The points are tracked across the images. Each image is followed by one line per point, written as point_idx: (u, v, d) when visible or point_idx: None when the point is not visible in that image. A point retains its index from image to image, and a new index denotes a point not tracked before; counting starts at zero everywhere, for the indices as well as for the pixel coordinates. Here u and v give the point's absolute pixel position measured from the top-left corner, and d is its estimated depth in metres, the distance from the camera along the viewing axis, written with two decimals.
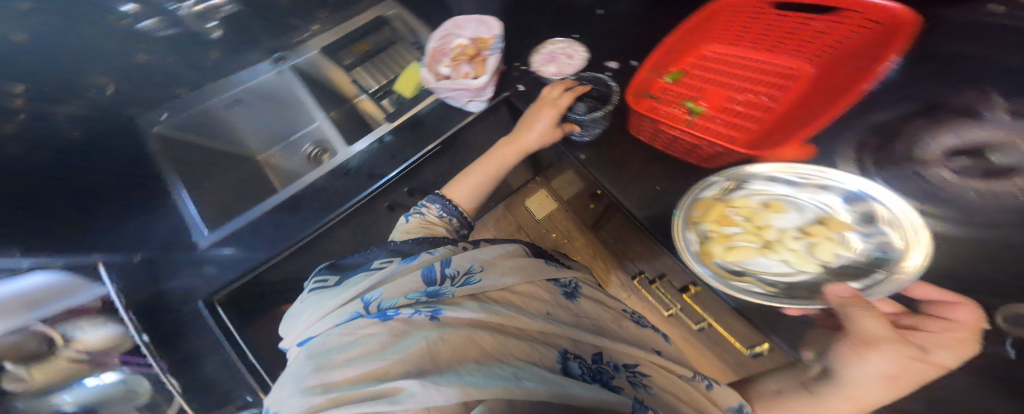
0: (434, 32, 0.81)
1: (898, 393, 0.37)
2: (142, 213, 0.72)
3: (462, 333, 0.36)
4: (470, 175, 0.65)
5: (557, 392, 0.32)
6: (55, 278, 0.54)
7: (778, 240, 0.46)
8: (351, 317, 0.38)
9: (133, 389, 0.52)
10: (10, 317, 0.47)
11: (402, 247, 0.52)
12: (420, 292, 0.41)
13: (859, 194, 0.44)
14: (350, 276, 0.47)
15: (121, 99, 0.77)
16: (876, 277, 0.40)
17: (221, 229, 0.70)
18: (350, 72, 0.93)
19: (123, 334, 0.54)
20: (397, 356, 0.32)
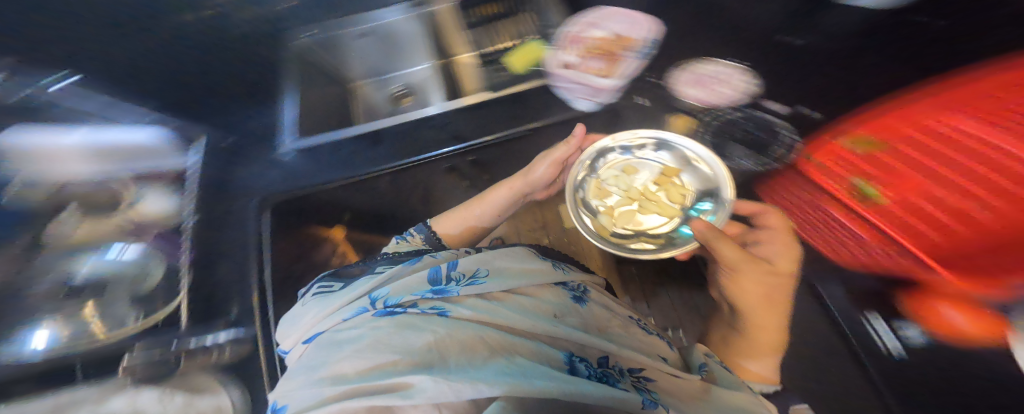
0: (581, 19, 0.89)
1: (782, 307, 0.52)
2: (256, 100, 0.92)
3: (472, 333, 0.37)
4: (461, 212, 0.68)
5: (567, 390, 0.32)
6: (152, 139, 0.78)
7: (642, 196, 0.64)
8: (358, 312, 0.40)
9: (146, 272, 0.66)
10: (104, 166, 0.72)
11: (402, 257, 0.54)
12: (428, 290, 0.43)
13: (674, 143, 0.64)
14: (353, 280, 0.49)
15: (284, 13, 0.94)
16: (714, 208, 0.59)
17: (306, 141, 0.79)
18: (467, 29, 0.96)
19: (170, 212, 0.73)
20: (410, 349, 0.33)
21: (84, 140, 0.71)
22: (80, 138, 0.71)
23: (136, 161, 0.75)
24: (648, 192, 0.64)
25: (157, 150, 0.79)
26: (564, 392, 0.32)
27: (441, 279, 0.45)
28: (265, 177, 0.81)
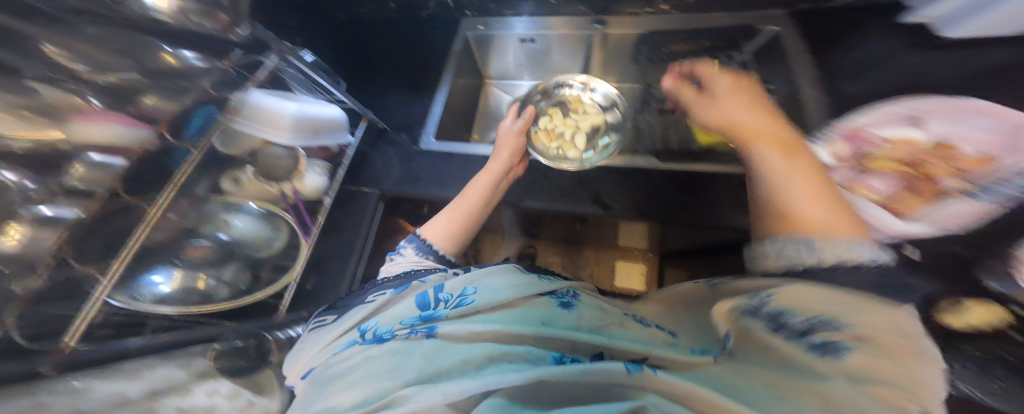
0: (888, 105, 0.60)
1: (757, 113, 0.58)
2: (413, 92, 0.82)
3: (452, 350, 0.34)
4: (454, 215, 0.63)
5: (556, 370, 0.29)
6: (337, 115, 0.65)
7: (583, 117, 0.77)
8: (345, 346, 0.39)
9: (268, 242, 0.59)
10: (293, 137, 0.58)
11: (395, 279, 0.52)
12: (416, 315, 0.41)
13: (599, 87, 0.78)
14: (345, 311, 0.47)
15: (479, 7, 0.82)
16: (613, 126, 0.75)
17: (447, 144, 0.74)
18: (630, 52, 0.83)
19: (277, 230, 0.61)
20: (390, 375, 0.32)
21: (302, 110, 0.58)
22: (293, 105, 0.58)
23: (322, 132, 0.62)
24: (574, 118, 0.77)
25: (340, 124, 0.66)
26: (553, 376, 0.29)
27: (428, 300, 0.43)
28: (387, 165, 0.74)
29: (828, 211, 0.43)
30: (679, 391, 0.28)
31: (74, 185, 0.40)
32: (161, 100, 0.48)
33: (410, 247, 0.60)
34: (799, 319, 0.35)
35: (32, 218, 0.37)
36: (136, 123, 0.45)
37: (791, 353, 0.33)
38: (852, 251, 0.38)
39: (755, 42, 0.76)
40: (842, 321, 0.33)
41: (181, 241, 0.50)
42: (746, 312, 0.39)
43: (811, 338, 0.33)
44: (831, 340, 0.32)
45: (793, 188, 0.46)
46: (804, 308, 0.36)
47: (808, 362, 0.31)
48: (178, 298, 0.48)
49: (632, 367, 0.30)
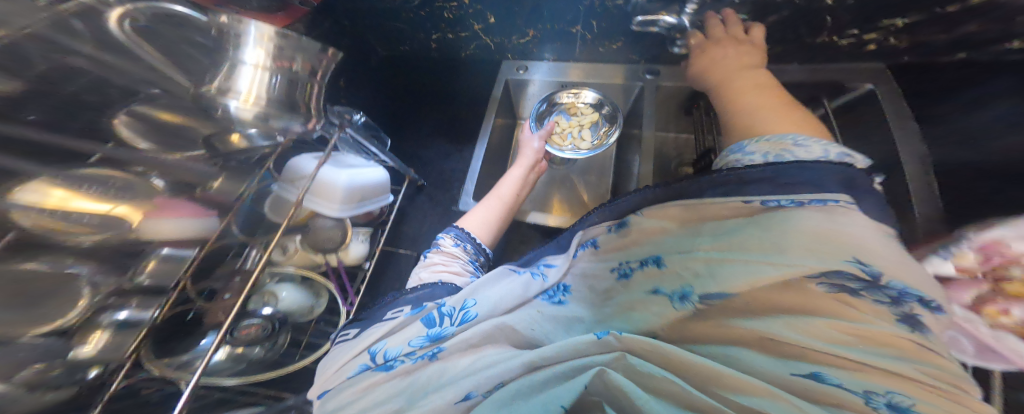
0: None
1: (742, 62, 0.58)
2: (461, 147, 0.89)
3: (461, 363, 0.41)
4: (484, 211, 0.66)
5: (543, 354, 0.38)
6: (384, 180, 0.63)
7: (583, 117, 0.76)
8: (362, 370, 0.43)
9: (310, 309, 0.64)
10: (347, 207, 0.57)
11: (408, 291, 0.52)
12: (423, 336, 0.44)
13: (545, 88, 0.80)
14: (366, 327, 0.49)
15: (535, 52, 0.81)
16: (585, 122, 0.76)
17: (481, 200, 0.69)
18: (689, 108, 0.77)
19: (311, 302, 0.64)
20: (418, 391, 0.39)
21: (352, 179, 0.56)
22: (347, 174, 0.56)
23: (368, 198, 0.61)
24: (574, 119, 0.77)
25: (385, 186, 0.64)
26: (540, 357, 0.38)
27: (431, 318, 0.46)
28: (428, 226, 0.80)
29: (793, 120, 0.49)
30: (644, 352, 0.36)
31: (147, 282, 0.41)
32: (226, 181, 0.50)
33: (449, 237, 0.62)
34: (861, 272, 0.33)
35: (109, 323, 0.38)
36: (204, 212, 0.45)
37: (843, 310, 0.34)
38: (822, 219, 0.37)
39: (843, 99, 0.67)
40: (911, 289, 0.33)
41: (239, 320, 0.55)
42: (822, 275, 0.35)
43: (878, 294, 0.34)
44: (896, 297, 0.33)
45: (764, 110, 0.52)
46: (842, 244, 0.35)
47: (859, 319, 0.33)
48: (232, 362, 0.52)
49: (600, 334, 0.37)
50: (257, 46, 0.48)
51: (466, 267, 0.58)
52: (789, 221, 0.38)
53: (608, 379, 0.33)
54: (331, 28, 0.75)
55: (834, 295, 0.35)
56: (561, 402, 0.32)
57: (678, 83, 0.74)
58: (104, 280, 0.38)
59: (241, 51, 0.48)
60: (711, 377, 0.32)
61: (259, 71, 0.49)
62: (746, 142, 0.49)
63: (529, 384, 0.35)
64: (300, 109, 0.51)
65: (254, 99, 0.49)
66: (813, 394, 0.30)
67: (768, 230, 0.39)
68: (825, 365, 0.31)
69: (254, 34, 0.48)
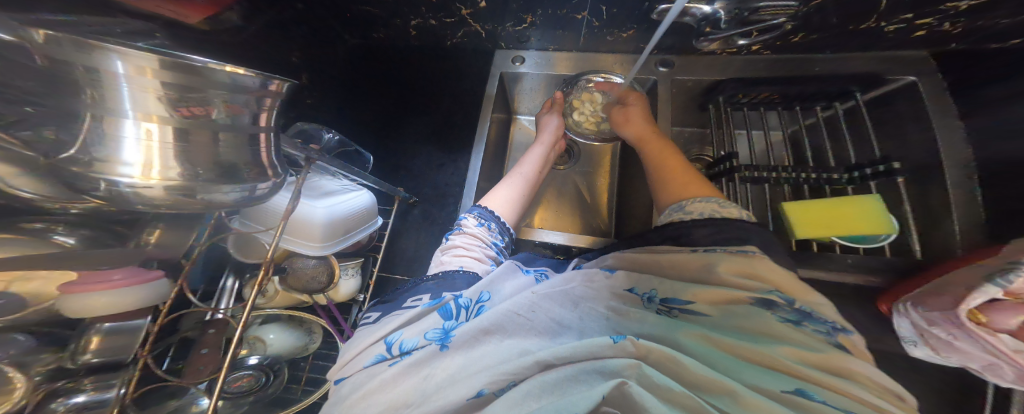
0: None
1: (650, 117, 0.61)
2: (459, 151, 0.80)
3: (475, 354, 0.32)
4: (502, 189, 0.58)
5: (557, 352, 0.30)
6: (367, 204, 0.56)
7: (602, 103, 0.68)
8: (375, 362, 0.34)
9: (305, 346, 0.59)
10: (334, 239, 0.51)
11: (429, 277, 0.44)
12: (440, 329, 0.35)
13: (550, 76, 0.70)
14: (386, 310, 0.41)
15: (536, 43, 0.71)
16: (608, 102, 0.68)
17: (493, 193, 0.58)
18: (706, 102, 0.71)
19: (302, 342, 0.59)
20: (428, 388, 0.30)
21: (332, 209, 0.50)
22: (326, 210, 0.49)
23: (353, 227, 0.55)
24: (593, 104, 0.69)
25: (372, 210, 0.58)
26: (553, 357, 0.30)
27: (448, 310, 0.37)
28: (426, 242, 0.74)
29: (680, 181, 0.50)
30: (660, 362, 0.29)
31: (93, 360, 0.40)
32: (166, 232, 0.44)
33: (471, 216, 0.53)
34: (784, 301, 0.33)
35: (66, 409, 0.38)
36: (149, 273, 0.41)
37: (792, 336, 0.30)
38: (746, 260, 0.36)
39: (876, 92, 0.59)
40: (824, 317, 0.32)
41: (230, 371, 0.51)
42: (761, 302, 0.33)
43: (809, 324, 0.31)
44: (826, 327, 0.31)
45: (661, 168, 0.53)
46: (760, 277, 0.35)
47: (813, 346, 0.29)
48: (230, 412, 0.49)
49: (615, 338, 0.31)
50: (139, 94, 0.27)
51: (488, 251, 0.49)
52: (714, 250, 0.38)
53: (628, 391, 0.26)
54: (278, 18, 0.59)
55: (775, 322, 0.32)
56: (575, 408, 0.24)
57: (697, 76, 0.67)
58: (36, 359, 0.38)
59: (118, 104, 0.28)
60: (717, 386, 0.26)
61: (154, 131, 0.29)
62: (679, 203, 0.46)
63: (538, 385, 0.27)
64: (244, 172, 0.34)
65: (160, 170, 0.30)
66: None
67: (711, 262, 0.37)
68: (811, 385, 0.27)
69: (125, 81, 0.27)
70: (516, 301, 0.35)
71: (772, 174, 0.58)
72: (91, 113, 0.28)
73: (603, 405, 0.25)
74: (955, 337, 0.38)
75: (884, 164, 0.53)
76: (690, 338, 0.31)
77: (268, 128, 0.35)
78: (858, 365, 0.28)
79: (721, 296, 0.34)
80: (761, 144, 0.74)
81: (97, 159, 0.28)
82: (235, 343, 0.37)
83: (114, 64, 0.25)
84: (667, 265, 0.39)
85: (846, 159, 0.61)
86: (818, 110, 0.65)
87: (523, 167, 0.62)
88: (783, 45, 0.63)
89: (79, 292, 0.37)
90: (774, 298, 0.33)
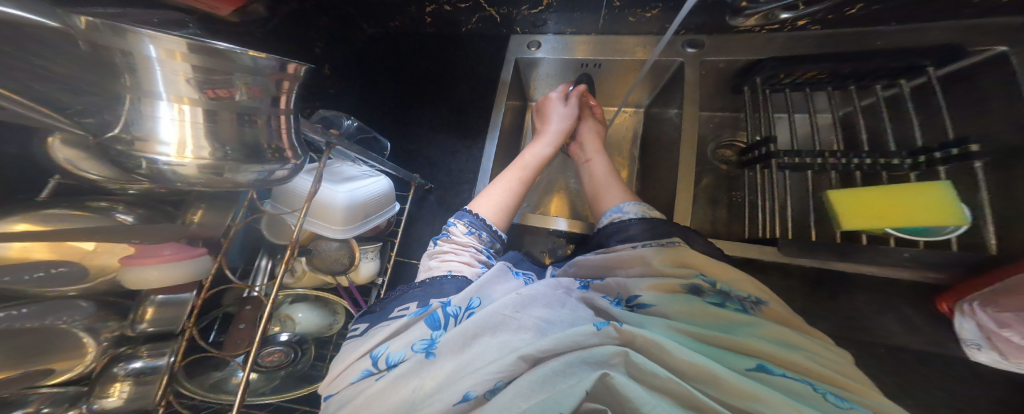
0: None
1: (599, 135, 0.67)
2: (476, 139, 0.81)
3: (465, 358, 0.31)
4: (496, 189, 0.55)
5: (540, 346, 0.29)
6: (385, 189, 0.58)
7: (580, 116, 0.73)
8: (362, 378, 0.33)
9: (331, 325, 0.63)
10: (354, 221, 0.54)
11: (416, 284, 0.44)
12: (427, 339, 0.34)
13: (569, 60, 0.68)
14: (373, 319, 0.40)
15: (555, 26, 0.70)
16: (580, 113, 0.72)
17: (483, 197, 0.55)
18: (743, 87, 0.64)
19: (327, 322, 0.62)
20: (419, 395, 0.29)
21: (352, 193, 0.52)
22: (345, 193, 0.51)
23: (372, 212, 0.57)
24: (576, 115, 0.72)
25: (389, 195, 0.60)
26: (536, 351, 0.29)
27: (436, 319, 0.36)
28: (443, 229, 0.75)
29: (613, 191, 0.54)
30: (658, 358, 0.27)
31: (148, 329, 0.43)
32: (207, 213, 0.48)
33: (461, 223, 0.51)
34: (709, 284, 0.35)
35: (126, 374, 0.40)
36: (194, 250, 0.44)
37: (728, 316, 0.31)
38: (673, 251, 0.39)
39: (955, 66, 0.51)
40: (743, 293, 0.34)
41: (261, 347, 0.54)
42: (691, 289, 0.34)
43: (733, 304, 0.33)
44: (751, 302, 0.33)
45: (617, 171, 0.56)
46: (687, 264, 0.37)
47: (753, 322, 0.31)
48: (263, 384, 0.53)
49: (598, 326, 0.30)
50: (170, 77, 0.30)
51: (479, 256, 0.48)
52: (645, 246, 0.40)
53: (613, 382, 0.24)
54: (300, 10, 0.62)
55: (709, 305, 0.32)
56: (562, 408, 0.23)
57: (731, 57, 0.62)
58: (104, 326, 0.42)
59: (153, 86, 0.31)
60: (701, 372, 0.25)
61: (186, 111, 0.32)
62: (622, 205, 0.50)
63: (528, 384, 0.26)
64: (265, 154, 0.37)
65: (193, 150, 0.33)
66: (776, 387, 0.25)
67: (648, 258, 0.39)
68: (765, 360, 0.27)
69: (157, 64, 0.29)
70: (503, 301, 0.35)
71: (817, 160, 0.52)
72: (130, 96, 0.31)
73: (587, 401, 0.24)
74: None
75: (959, 146, 0.45)
76: (655, 326, 0.30)
77: (288, 111, 0.37)
78: (788, 331, 0.30)
79: (667, 286, 0.35)
80: (804, 128, 0.67)
81: (137, 138, 0.32)
82: (265, 319, 0.40)
83: (147, 47, 0.28)
84: (615, 264, 0.41)
85: (909, 141, 0.53)
86: (879, 88, 0.57)
87: (521, 165, 0.58)
88: (835, 19, 0.57)
89: (133, 264, 0.40)
90: (700, 283, 0.35)
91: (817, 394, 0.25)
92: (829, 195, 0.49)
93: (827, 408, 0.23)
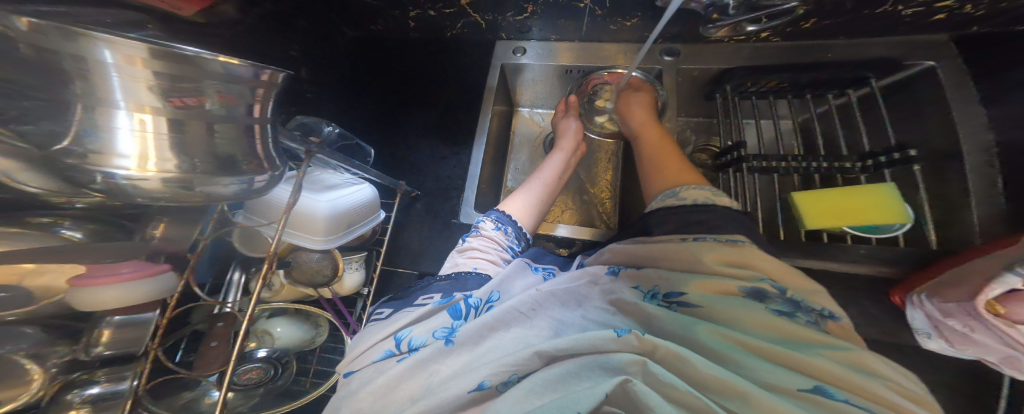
0: None
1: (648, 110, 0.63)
2: (461, 145, 0.80)
3: (481, 351, 0.32)
4: (520, 194, 0.58)
5: (557, 344, 0.30)
6: (370, 197, 0.57)
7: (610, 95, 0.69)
8: (384, 358, 0.34)
9: (312, 338, 0.60)
10: (335, 234, 0.51)
11: (442, 277, 0.44)
12: (447, 327, 0.35)
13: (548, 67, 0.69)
14: (399, 305, 0.41)
15: (538, 33, 0.71)
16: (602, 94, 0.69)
17: (507, 203, 0.57)
18: (713, 93, 0.69)
19: (309, 336, 0.59)
20: (435, 383, 0.30)
21: (335, 203, 0.50)
22: (327, 204, 0.49)
23: (355, 221, 0.55)
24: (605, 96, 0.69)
25: (374, 203, 0.58)
26: (553, 348, 0.29)
27: (458, 309, 0.37)
28: (429, 236, 0.74)
29: (673, 168, 0.51)
30: (663, 358, 0.28)
31: (104, 352, 0.39)
32: (171, 226, 0.43)
33: (488, 220, 0.53)
34: (774, 290, 0.34)
35: (80, 401, 0.37)
36: (159, 267, 0.40)
37: (783, 327, 0.31)
38: (733, 250, 0.37)
39: (892, 78, 0.57)
40: (810, 306, 0.33)
41: (238, 364, 0.52)
42: (752, 293, 0.34)
43: (797, 315, 0.32)
44: (818, 319, 0.33)
45: (656, 157, 0.55)
46: (750, 266, 0.36)
47: (810, 337, 0.30)
48: (241, 404, 0.49)
49: (620, 332, 0.30)
50: (129, 84, 0.28)
51: (503, 254, 0.49)
52: (701, 238, 0.39)
53: (632, 388, 0.25)
54: (275, 11, 0.58)
55: (766, 312, 0.32)
56: (579, 407, 0.24)
57: (704, 65, 0.65)
58: (52, 351, 0.37)
59: (109, 94, 0.28)
60: (723, 385, 0.26)
61: (147, 122, 0.29)
62: (677, 187, 0.47)
63: (542, 382, 0.27)
64: (241, 166, 0.34)
65: (157, 162, 0.30)
66: (823, 405, 0.24)
67: (695, 253, 0.38)
68: (819, 379, 0.27)
69: (113, 70, 0.27)
70: (521, 298, 0.36)
71: (782, 163, 0.57)
72: (82, 104, 0.28)
73: (605, 405, 0.25)
74: (970, 329, 0.38)
75: (901, 152, 0.51)
76: (700, 334, 0.30)
77: (262, 121, 0.36)
78: (855, 352, 0.29)
79: (719, 286, 0.35)
80: (769, 134, 0.72)
81: (91, 151, 0.29)
82: (243, 336, 0.37)
83: (103, 53, 0.26)
84: (662, 255, 0.40)
85: (860, 147, 0.58)
86: (830, 97, 0.63)
87: (540, 173, 0.61)
88: (793, 32, 0.62)
89: (86, 285, 0.35)
90: (764, 288, 0.34)
91: None
92: (797, 197, 0.53)
93: None
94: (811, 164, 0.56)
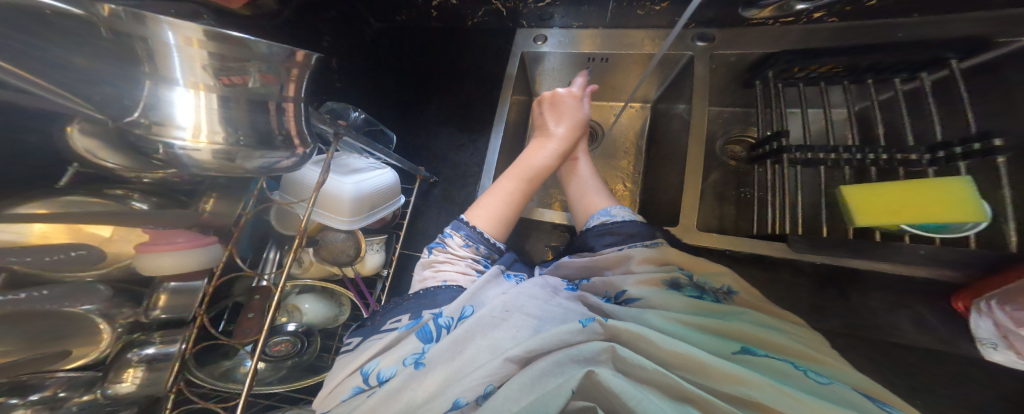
0: None
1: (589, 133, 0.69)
2: (482, 134, 0.81)
3: (456, 366, 0.32)
4: (494, 199, 0.53)
5: (526, 346, 0.31)
6: (391, 181, 0.59)
7: None
8: (353, 395, 0.34)
9: (336, 316, 0.64)
10: (363, 213, 0.55)
11: (409, 297, 0.44)
12: (418, 352, 0.35)
13: (569, 54, 0.69)
14: (370, 332, 0.41)
15: (560, 20, 0.70)
16: None
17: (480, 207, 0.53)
18: (759, 81, 0.61)
19: (332, 314, 0.63)
20: (416, 401, 0.31)
21: (359, 185, 0.53)
22: (354, 186, 0.52)
23: (378, 204, 0.58)
24: None
25: (396, 187, 0.61)
26: (523, 351, 0.31)
27: (428, 332, 0.36)
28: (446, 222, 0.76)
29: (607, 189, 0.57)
30: (625, 339, 0.32)
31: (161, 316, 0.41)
32: (219, 201, 0.48)
33: (457, 235, 0.50)
34: (686, 276, 0.41)
35: (139, 360, 0.38)
36: (207, 237, 0.43)
37: (705, 306, 0.37)
38: (657, 251, 0.44)
39: (976, 60, 0.48)
40: (714, 286, 0.41)
41: (268, 336, 0.55)
42: (672, 284, 0.40)
43: (707, 295, 0.39)
44: (722, 294, 0.40)
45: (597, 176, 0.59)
46: (667, 260, 0.43)
47: (723, 310, 0.37)
48: (270, 374, 0.54)
49: (584, 322, 0.33)
50: (187, 63, 0.33)
51: (476, 265, 0.48)
52: (632, 246, 0.45)
53: (599, 377, 0.28)
54: (309, 6, 0.63)
55: (689, 297, 0.38)
56: (549, 409, 0.26)
57: (742, 51, 0.61)
58: (119, 312, 0.40)
59: (171, 73, 0.34)
60: (686, 361, 0.29)
61: (201, 97, 0.35)
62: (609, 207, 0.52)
63: (518, 387, 0.28)
64: (278, 140, 0.40)
65: (207, 135, 0.36)
66: (758, 365, 0.30)
67: (631, 259, 0.44)
68: (746, 341, 0.33)
69: (174, 50, 0.32)
70: (491, 304, 0.36)
71: (830, 155, 0.51)
72: (150, 81, 0.34)
73: (575, 400, 0.28)
74: None
75: (981, 142, 0.42)
76: (654, 318, 0.34)
77: (296, 99, 0.39)
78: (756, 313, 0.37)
79: (652, 280, 0.40)
80: (818, 124, 0.65)
81: (155, 122, 0.35)
82: (273, 310, 0.40)
83: (166, 35, 0.30)
84: (604, 265, 0.45)
85: (922, 135, 0.51)
86: (897, 82, 0.54)
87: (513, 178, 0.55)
88: (853, 11, 0.55)
89: (147, 251, 0.38)
90: (679, 277, 0.41)
91: (796, 368, 0.30)
92: (853, 192, 0.46)
93: (806, 381, 0.28)
94: (863, 156, 0.50)
